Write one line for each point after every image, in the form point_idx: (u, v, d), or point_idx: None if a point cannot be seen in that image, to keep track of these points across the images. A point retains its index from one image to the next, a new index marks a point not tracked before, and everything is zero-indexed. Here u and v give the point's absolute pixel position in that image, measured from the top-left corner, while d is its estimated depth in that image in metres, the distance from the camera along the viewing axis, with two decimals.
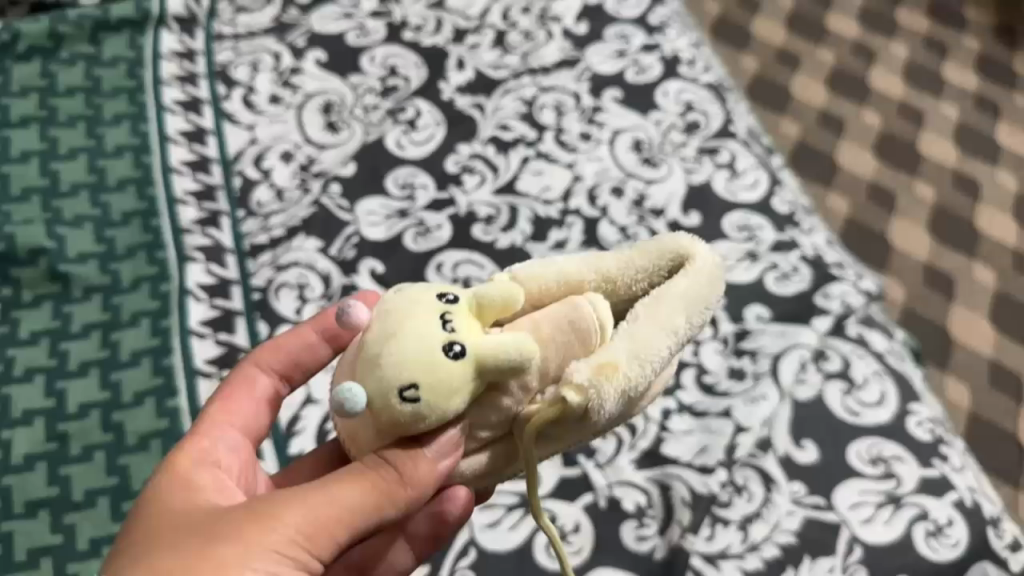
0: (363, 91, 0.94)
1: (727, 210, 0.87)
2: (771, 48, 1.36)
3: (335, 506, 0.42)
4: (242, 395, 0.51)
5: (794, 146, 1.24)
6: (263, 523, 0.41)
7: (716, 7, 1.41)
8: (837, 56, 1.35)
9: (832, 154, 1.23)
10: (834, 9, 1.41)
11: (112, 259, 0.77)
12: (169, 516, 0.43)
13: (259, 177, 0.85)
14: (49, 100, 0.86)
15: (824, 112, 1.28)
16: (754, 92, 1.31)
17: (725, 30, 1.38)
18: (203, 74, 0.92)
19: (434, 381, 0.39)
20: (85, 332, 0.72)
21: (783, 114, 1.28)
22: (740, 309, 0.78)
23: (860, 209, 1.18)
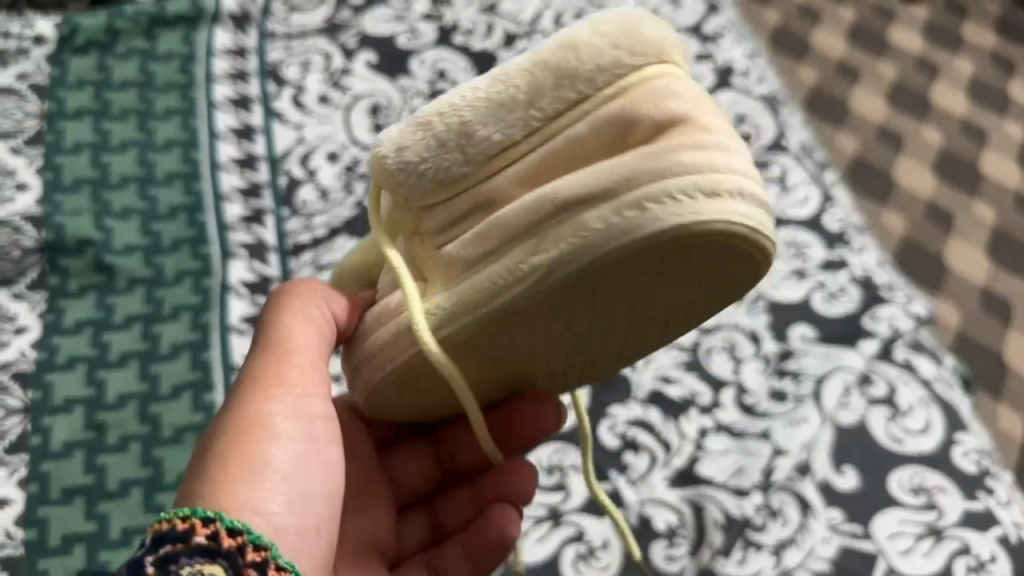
0: (411, 93, 0.94)
1: (777, 224, 0.84)
2: (830, 60, 1.31)
3: (282, 359, 0.51)
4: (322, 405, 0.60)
5: (850, 162, 1.20)
6: (250, 410, 0.49)
7: (777, 16, 1.35)
8: (898, 71, 1.31)
9: (889, 171, 1.20)
10: (898, 22, 1.37)
11: (158, 252, 0.78)
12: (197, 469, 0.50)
13: (305, 176, 0.86)
14: (104, 91, 0.87)
15: (882, 128, 1.24)
16: (812, 105, 1.26)
17: (782, 39, 1.33)
18: (255, 73, 0.93)
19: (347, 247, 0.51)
20: (127, 323, 0.73)
21: (840, 128, 1.23)
22: (784, 328, 0.75)
23: (914, 228, 1.14)
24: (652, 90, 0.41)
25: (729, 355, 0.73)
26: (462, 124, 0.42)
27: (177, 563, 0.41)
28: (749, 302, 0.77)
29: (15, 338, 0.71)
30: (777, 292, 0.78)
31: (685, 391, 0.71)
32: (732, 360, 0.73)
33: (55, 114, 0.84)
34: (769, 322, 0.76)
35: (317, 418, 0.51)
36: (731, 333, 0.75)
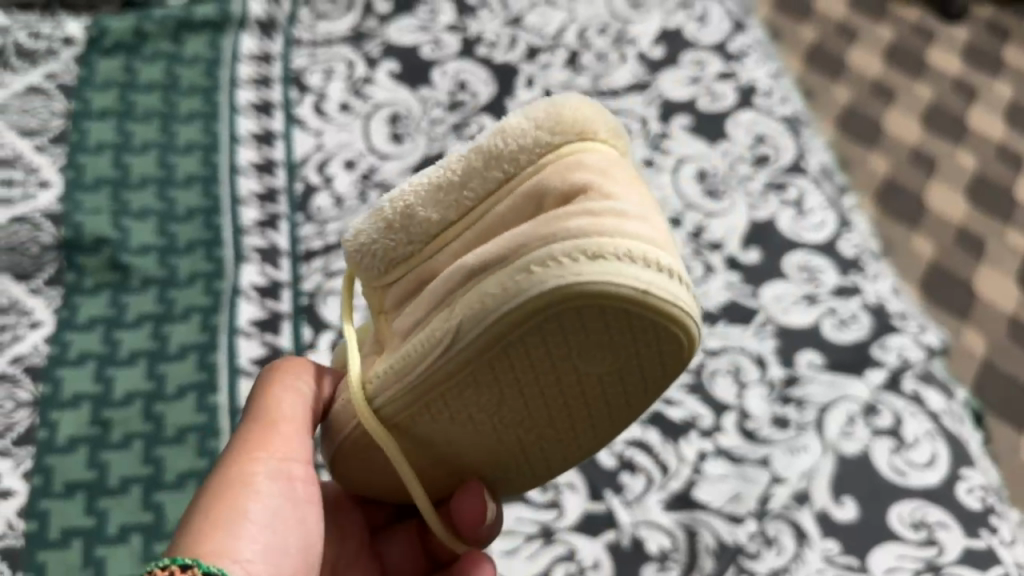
0: (431, 104, 0.95)
1: (791, 248, 0.83)
2: (865, 80, 1.29)
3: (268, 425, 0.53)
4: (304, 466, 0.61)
5: (881, 183, 1.19)
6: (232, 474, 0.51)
7: (813, 35, 1.33)
8: (935, 92, 1.29)
9: (920, 194, 1.18)
10: (936, 44, 1.35)
11: (173, 253, 0.79)
12: None
13: (321, 183, 0.87)
14: (129, 93, 0.89)
15: (916, 150, 1.22)
16: (845, 124, 1.24)
17: (816, 56, 1.31)
18: (278, 79, 0.94)
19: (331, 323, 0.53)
20: (139, 322, 0.75)
21: (872, 149, 1.22)
22: (791, 354, 0.75)
23: (944, 253, 1.13)
24: (562, 165, 0.42)
25: (733, 378, 0.73)
26: (406, 208, 0.44)
27: None
28: (756, 327, 0.77)
29: (29, 333, 0.73)
30: (789, 316, 0.78)
31: (686, 414, 0.70)
32: (736, 384, 0.72)
33: (81, 114, 0.85)
34: (778, 346, 0.75)
35: (297, 479, 0.53)
36: (737, 356, 0.74)
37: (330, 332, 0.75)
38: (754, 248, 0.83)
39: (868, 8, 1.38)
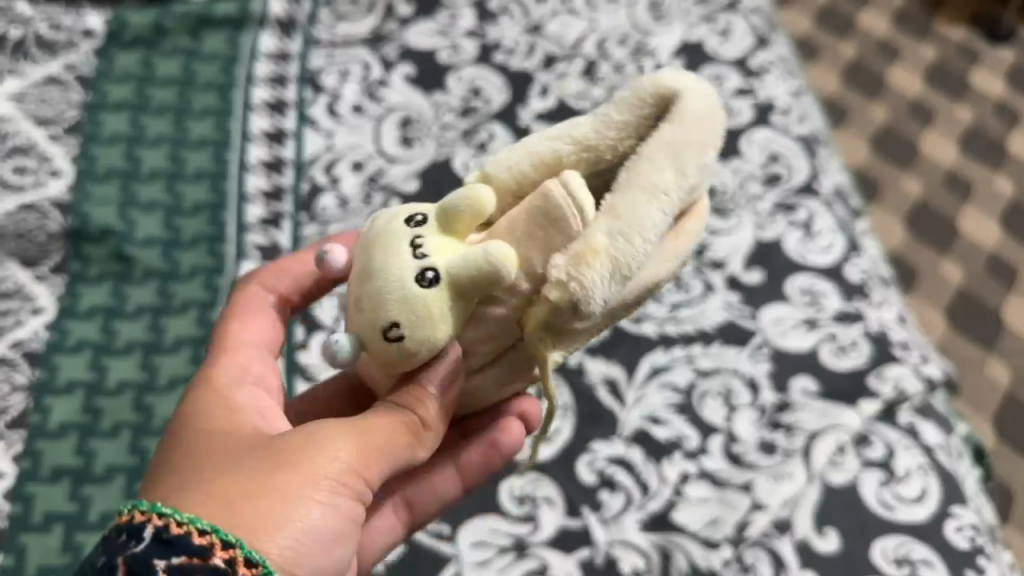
0: (443, 109, 0.95)
1: (795, 270, 0.82)
2: (904, 99, 1.26)
3: (370, 432, 0.45)
4: (256, 309, 0.54)
5: (912, 206, 1.16)
6: (310, 456, 0.43)
7: (852, 50, 1.31)
8: (975, 115, 1.26)
9: (952, 219, 1.15)
10: (980, 65, 1.31)
11: (176, 247, 0.80)
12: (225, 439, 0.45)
13: (327, 184, 0.87)
14: (147, 88, 0.91)
15: (951, 173, 1.19)
16: (881, 144, 1.22)
17: (856, 74, 1.28)
18: (294, 78, 0.95)
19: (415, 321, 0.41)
20: (137, 313, 0.76)
21: (906, 170, 1.19)
22: (785, 379, 0.74)
23: (975, 280, 1.10)
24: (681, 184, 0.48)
25: (723, 401, 0.72)
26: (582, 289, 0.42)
27: None
28: (751, 349, 0.75)
29: (31, 318, 0.74)
30: (788, 340, 0.76)
31: (672, 433, 0.69)
32: (725, 406, 0.71)
33: (97, 106, 0.88)
34: (772, 371, 0.74)
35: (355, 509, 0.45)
36: (730, 378, 0.73)
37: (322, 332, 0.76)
38: (756, 268, 0.82)
39: (911, 27, 1.34)
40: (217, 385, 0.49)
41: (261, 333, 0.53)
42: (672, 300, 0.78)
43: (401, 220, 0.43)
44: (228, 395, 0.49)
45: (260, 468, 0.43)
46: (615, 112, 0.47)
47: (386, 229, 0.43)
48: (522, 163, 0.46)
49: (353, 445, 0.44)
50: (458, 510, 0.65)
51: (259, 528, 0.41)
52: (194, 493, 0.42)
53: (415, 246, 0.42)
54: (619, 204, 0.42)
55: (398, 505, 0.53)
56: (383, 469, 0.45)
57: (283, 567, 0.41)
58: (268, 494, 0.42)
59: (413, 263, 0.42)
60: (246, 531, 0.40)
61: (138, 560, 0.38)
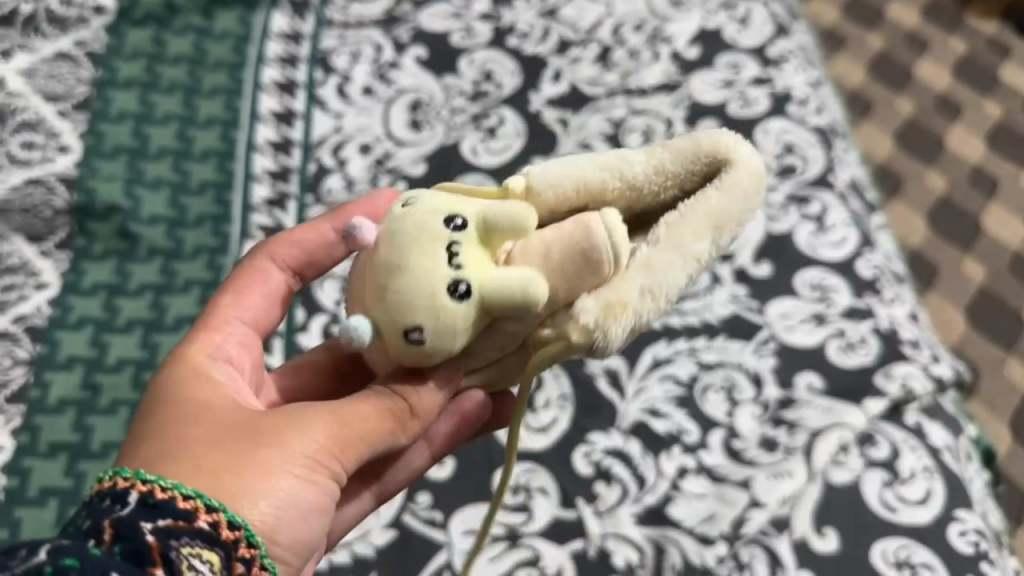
0: (454, 92, 0.94)
1: (805, 264, 0.80)
2: (931, 92, 1.24)
3: (357, 415, 0.44)
4: (253, 282, 0.53)
5: (934, 202, 1.14)
6: (289, 432, 0.43)
7: (878, 40, 1.29)
8: (1006, 109, 1.22)
9: (976, 216, 1.12)
10: (1013, 59, 1.27)
11: (181, 225, 0.80)
12: (198, 415, 0.45)
13: (334, 166, 0.87)
14: (157, 66, 0.90)
15: (976, 169, 1.16)
16: (905, 138, 1.19)
17: (882, 67, 1.26)
18: (305, 58, 0.95)
19: (438, 327, 0.41)
20: (140, 291, 0.76)
21: (929, 166, 1.17)
22: (789, 375, 0.72)
23: (997, 279, 1.07)
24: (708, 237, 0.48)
25: (725, 395, 0.70)
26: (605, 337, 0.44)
27: (177, 540, 0.37)
28: (756, 344, 0.74)
29: (34, 293, 0.74)
30: (794, 335, 0.75)
31: (672, 427, 0.68)
32: (727, 401, 0.70)
33: (106, 83, 0.88)
34: (777, 366, 0.73)
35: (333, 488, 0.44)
36: (733, 372, 0.72)
37: (323, 315, 0.75)
38: (766, 260, 0.80)
39: (940, 18, 1.31)
40: (196, 361, 0.48)
41: (252, 307, 0.53)
42: None
43: (439, 218, 0.42)
44: (206, 371, 0.48)
45: (236, 443, 0.42)
46: (669, 159, 0.47)
47: (421, 224, 0.42)
48: (565, 186, 0.46)
49: (330, 420, 0.44)
50: (452, 497, 0.64)
51: (239, 496, 0.40)
52: (175, 460, 0.41)
53: (450, 251, 0.41)
54: (655, 260, 0.44)
55: (363, 481, 0.51)
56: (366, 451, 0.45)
57: (263, 533, 0.41)
58: (247, 466, 0.41)
59: (446, 272, 0.40)
60: (227, 497, 0.40)
61: (124, 527, 0.37)
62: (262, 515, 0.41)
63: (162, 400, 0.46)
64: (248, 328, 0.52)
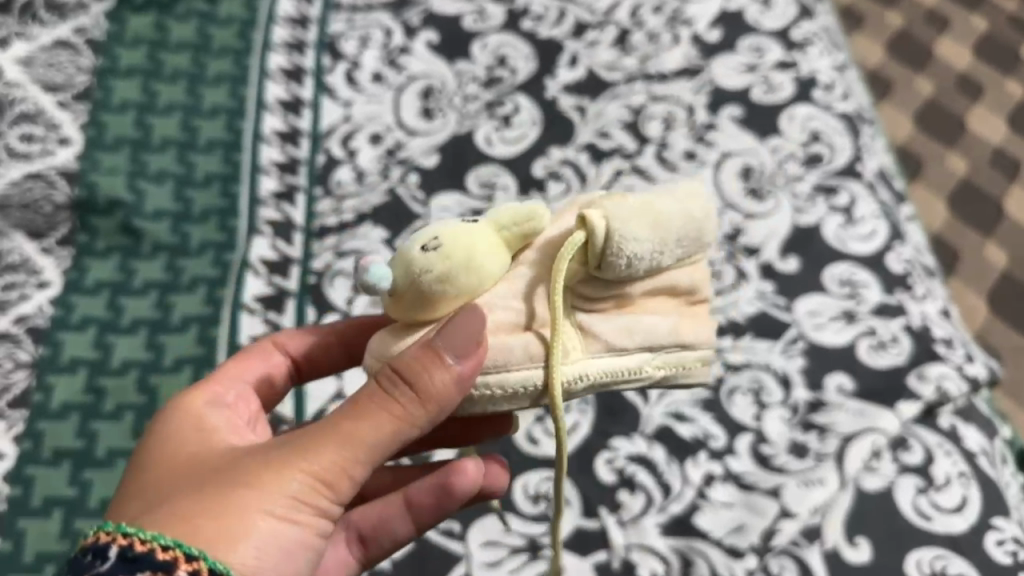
0: (467, 79, 0.91)
1: (834, 258, 0.77)
2: (951, 73, 1.20)
3: (357, 437, 0.41)
4: (257, 357, 0.55)
5: (955, 184, 1.10)
6: (276, 469, 0.41)
7: (897, 19, 1.25)
8: None
9: (998, 199, 1.09)
10: None
11: (186, 220, 0.78)
12: (190, 462, 0.44)
13: (344, 157, 0.84)
14: (159, 53, 0.87)
15: (998, 151, 1.13)
16: (923, 119, 1.15)
17: (903, 47, 1.22)
18: (313, 44, 0.92)
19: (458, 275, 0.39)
20: (144, 290, 0.73)
21: (949, 148, 1.13)
22: (819, 376, 0.70)
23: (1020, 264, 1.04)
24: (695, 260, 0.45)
25: (753, 398, 0.68)
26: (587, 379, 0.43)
27: None
28: (784, 344, 0.71)
29: (35, 293, 0.72)
30: (822, 334, 0.72)
31: (697, 431, 0.66)
32: (755, 404, 0.68)
33: (107, 72, 0.85)
34: (806, 367, 0.70)
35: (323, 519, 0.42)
36: (760, 374, 0.69)
37: (334, 314, 0.73)
38: (793, 255, 0.77)
39: None
40: (194, 407, 0.48)
41: (255, 376, 0.54)
42: None
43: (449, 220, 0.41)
44: (204, 416, 0.48)
45: (219, 484, 0.41)
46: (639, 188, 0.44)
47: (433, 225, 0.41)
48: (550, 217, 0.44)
49: (326, 452, 0.41)
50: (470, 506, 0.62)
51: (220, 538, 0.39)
52: (158, 509, 0.41)
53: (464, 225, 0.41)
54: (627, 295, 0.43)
55: (351, 540, 0.52)
56: (360, 472, 0.42)
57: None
58: (233, 506, 0.40)
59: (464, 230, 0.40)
60: (207, 544, 0.39)
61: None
62: (245, 558, 0.40)
63: (157, 454, 0.46)
64: (248, 387, 0.54)
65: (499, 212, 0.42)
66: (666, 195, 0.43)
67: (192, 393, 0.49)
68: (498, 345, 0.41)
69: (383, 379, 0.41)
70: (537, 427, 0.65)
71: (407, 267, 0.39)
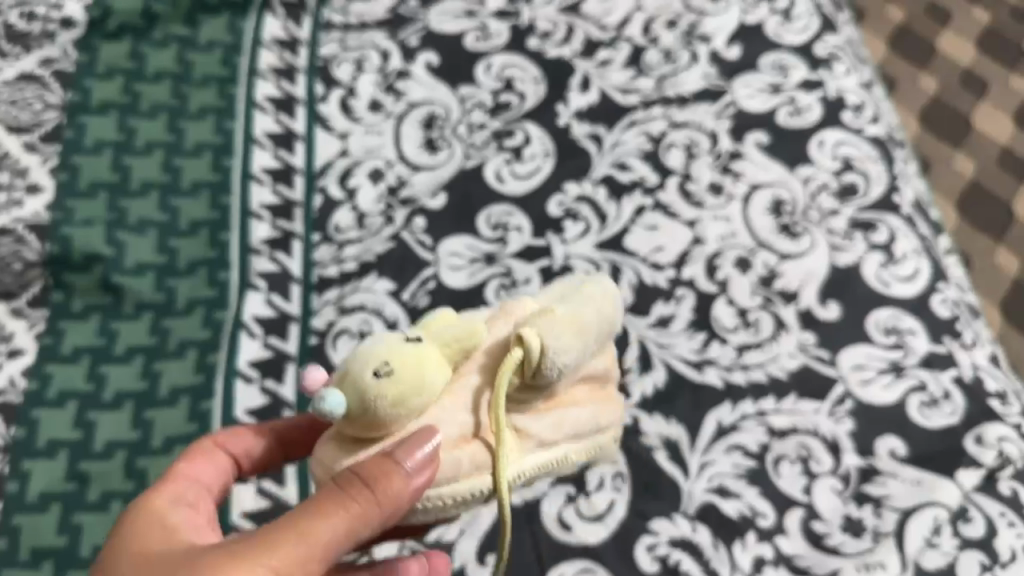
0: (471, 105, 0.84)
1: (878, 303, 0.72)
2: (956, 68, 1.12)
3: (314, 536, 0.39)
4: (204, 458, 0.47)
5: (963, 188, 1.03)
6: (236, 568, 0.38)
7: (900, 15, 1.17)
8: None
9: (1010, 202, 1.02)
10: None
11: (171, 274, 0.71)
12: (148, 563, 0.40)
13: (342, 197, 0.77)
14: (136, 84, 0.80)
15: (1008, 149, 1.06)
16: (926, 121, 1.09)
17: (903, 42, 1.15)
18: (303, 69, 0.84)
19: (409, 394, 0.39)
20: (128, 356, 0.67)
21: (956, 149, 1.06)
22: (869, 440, 0.64)
23: None
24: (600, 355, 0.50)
25: (802, 467, 0.63)
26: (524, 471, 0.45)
27: None
28: (831, 405, 0.66)
29: (6, 363, 0.65)
30: (869, 391, 0.67)
31: (743, 509, 0.61)
32: (804, 474, 0.62)
33: (79, 108, 0.77)
34: (855, 431, 0.65)
35: None
36: (808, 439, 0.64)
37: None
38: (833, 300, 0.72)
39: None
40: (156, 507, 0.43)
41: (208, 474, 0.47)
42: (739, 342, 0.69)
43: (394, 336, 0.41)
44: (166, 514, 0.43)
45: None
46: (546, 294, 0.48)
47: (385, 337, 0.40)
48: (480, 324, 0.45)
49: (285, 549, 0.38)
50: None
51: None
52: None
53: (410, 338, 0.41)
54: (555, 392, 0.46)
55: None
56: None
57: None
58: None
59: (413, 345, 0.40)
60: None
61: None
62: None
63: (119, 552, 0.41)
64: (206, 492, 0.46)
65: (440, 324, 0.43)
66: (576, 299, 0.46)
67: (153, 493, 0.44)
68: (452, 460, 0.41)
69: (343, 479, 0.39)
70: (569, 510, 0.60)
71: (360, 393, 0.39)
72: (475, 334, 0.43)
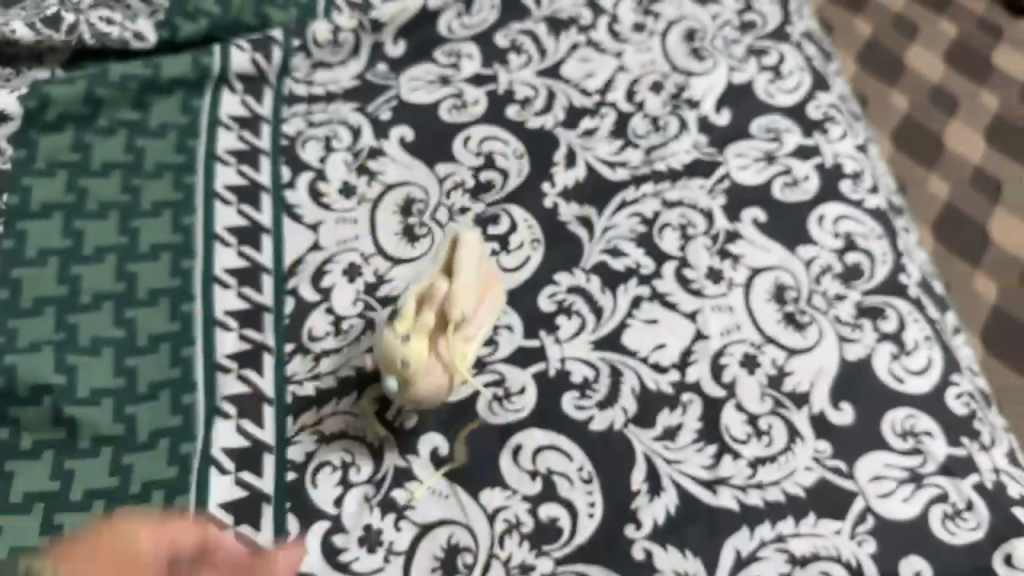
0: (450, 185, 0.78)
1: (893, 403, 0.68)
2: (925, 84, 1.07)
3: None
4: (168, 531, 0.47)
5: (938, 211, 0.98)
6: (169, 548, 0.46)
7: (867, 29, 1.11)
8: (1003, 100, 1.06)
9: (986, 225, 0.97)
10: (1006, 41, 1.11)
11: (131, 400, 0.65)
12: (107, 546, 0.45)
13: (318, 299, 0.71)
14: (81, 180, 0.74)
15: (980, 169, 1.01)
16: (898, 140, 1.03)
17: (872, 57, 1.09)
18: (266, 152, 0.78)
19: (417, 362, 0.64)
20: (86, 502, 0.61)
21: (929, 170, 1.01)
22: (893, 561, 0.61)
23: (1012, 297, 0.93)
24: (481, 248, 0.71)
25: None
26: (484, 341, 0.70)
27: None
28: (852, 525, 0.62)
29: None
30: (890, 505, 0.63)
31: None
32: None
33: (19, 213, 0.72)
34: (879, 554, 0.61)
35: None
36: (830, 565, 0.60)
37: (323, 522, 0.61)
38: (846, 401, 0.68)
39: None
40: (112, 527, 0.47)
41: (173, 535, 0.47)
42: (752, 455, 0.65)
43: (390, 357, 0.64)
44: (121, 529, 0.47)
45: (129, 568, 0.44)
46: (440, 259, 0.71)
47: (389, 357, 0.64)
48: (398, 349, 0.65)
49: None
50: None
51: None
52: None
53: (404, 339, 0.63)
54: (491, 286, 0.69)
55: None
56: None
57: None
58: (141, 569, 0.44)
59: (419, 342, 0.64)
60: None
61: None
62: None
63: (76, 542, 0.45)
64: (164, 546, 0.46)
65: (404, 322, 0.65)
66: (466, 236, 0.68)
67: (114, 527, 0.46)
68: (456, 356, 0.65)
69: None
70: None
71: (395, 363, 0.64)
72: (426, 320, 0.64)
